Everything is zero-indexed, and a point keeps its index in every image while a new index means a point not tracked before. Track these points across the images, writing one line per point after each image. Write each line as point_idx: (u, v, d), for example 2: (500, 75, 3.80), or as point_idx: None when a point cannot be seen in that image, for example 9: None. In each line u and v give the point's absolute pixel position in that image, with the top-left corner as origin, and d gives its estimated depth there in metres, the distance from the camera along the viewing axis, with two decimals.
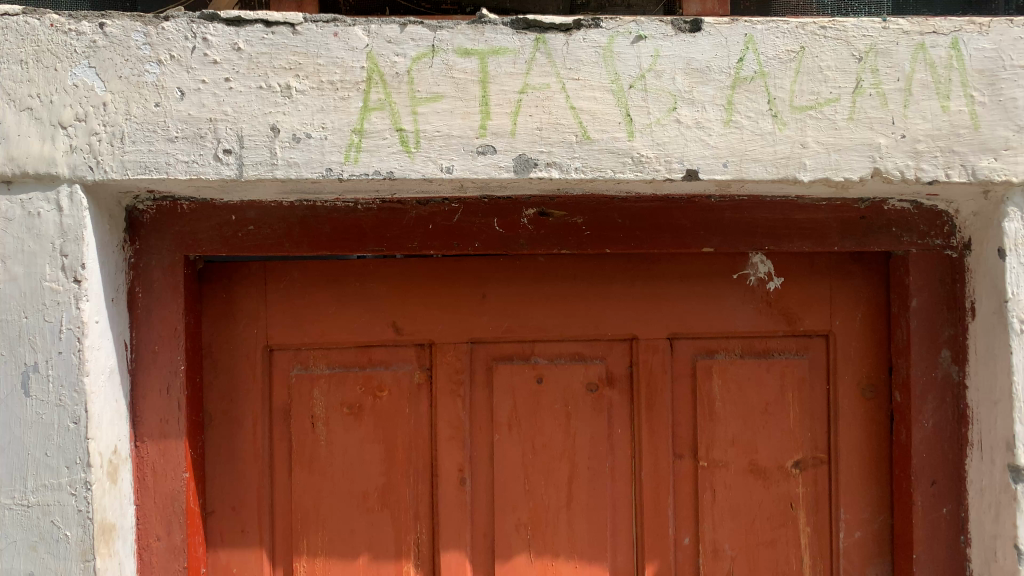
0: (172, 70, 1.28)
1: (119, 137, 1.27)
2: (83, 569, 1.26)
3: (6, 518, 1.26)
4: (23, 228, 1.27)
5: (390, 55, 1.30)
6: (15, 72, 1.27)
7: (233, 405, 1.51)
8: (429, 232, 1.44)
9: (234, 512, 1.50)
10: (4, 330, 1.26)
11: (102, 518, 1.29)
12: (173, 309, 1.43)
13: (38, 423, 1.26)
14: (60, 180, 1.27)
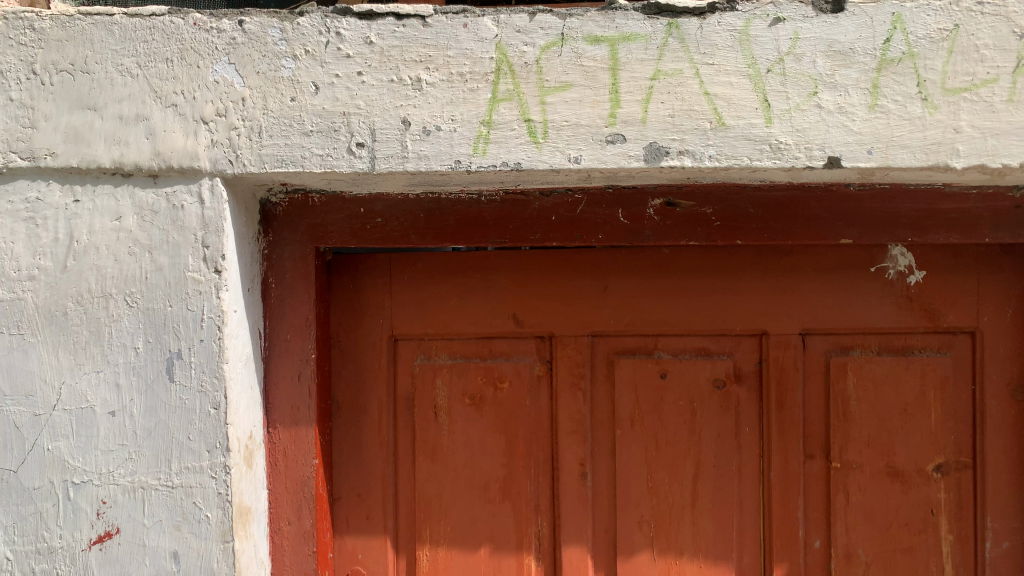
0: (306, 65, 1.31)
1: (257, 131, 1.31)
2: (223, 550, 1.30)
3: (152, 498, 1.31)
4: (168, 220, 1.32)
5: (519, 45, 1.28)
6: (161, 70, 1.32)
7: (359, 394, 1.53)
8: (552, 224, 1.42)
9: (360, 499, 1.53)
10: (151, 317, 1.32)
11: (239, 501, 1.33)
12: (305, 299, 1.46)
13: (181, 408, 1.31)
14: (203, 174, 1.31)
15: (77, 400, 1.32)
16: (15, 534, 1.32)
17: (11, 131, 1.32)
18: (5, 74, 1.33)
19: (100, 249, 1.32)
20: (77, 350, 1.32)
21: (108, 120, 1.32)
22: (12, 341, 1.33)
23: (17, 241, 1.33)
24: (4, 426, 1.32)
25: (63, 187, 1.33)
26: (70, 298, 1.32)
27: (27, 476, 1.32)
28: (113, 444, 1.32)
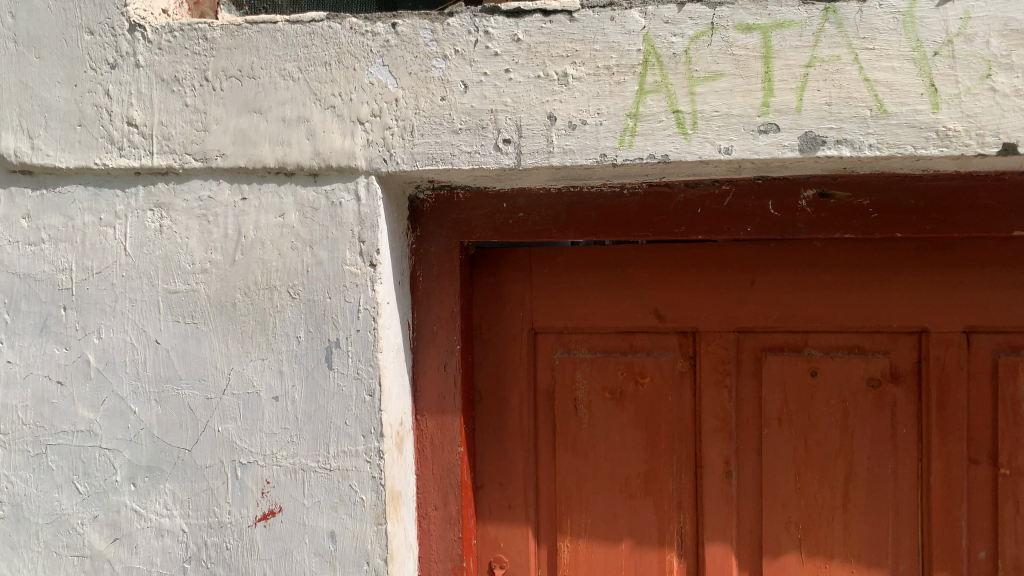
0: (456, 64, 1.34)
1: (409, 130, 1.36)
2: (377, 531, 1.36)
3: (312, 479, 1.39)
4: (327, 216, 1.39)
5: (668, 36, 1.27)
6: (321, 73, 1.39)
7: (501, 385, 1.56)
8: (698, 216, 1.39)
9: (502, 489, 1.56)
10: (311, 308, 1.39)
11: (391, 485, 1.39)
12: (450, 292, 1.50)
13: (339, 394, 1.38)
14: (359, 172, 1.37)
15: (245, 385, 1.42)
16: (190, 508, 1.43)
17: (187, 135, 1.43)
18: (181, 81, 1.44)
19: (265, 244, 1.41)
20: (245, 338, 1.41)
21: (272, 122, 1.40)
22: (187, 329, 1.43)
23: (192, 236, 1.43)
24: (180, 407, 1.43)
25: (232, 186, 1.42)
26: (238, 290, 1.42)
27: (201, 455, 1.43)
28: (276, 427, 1.40)
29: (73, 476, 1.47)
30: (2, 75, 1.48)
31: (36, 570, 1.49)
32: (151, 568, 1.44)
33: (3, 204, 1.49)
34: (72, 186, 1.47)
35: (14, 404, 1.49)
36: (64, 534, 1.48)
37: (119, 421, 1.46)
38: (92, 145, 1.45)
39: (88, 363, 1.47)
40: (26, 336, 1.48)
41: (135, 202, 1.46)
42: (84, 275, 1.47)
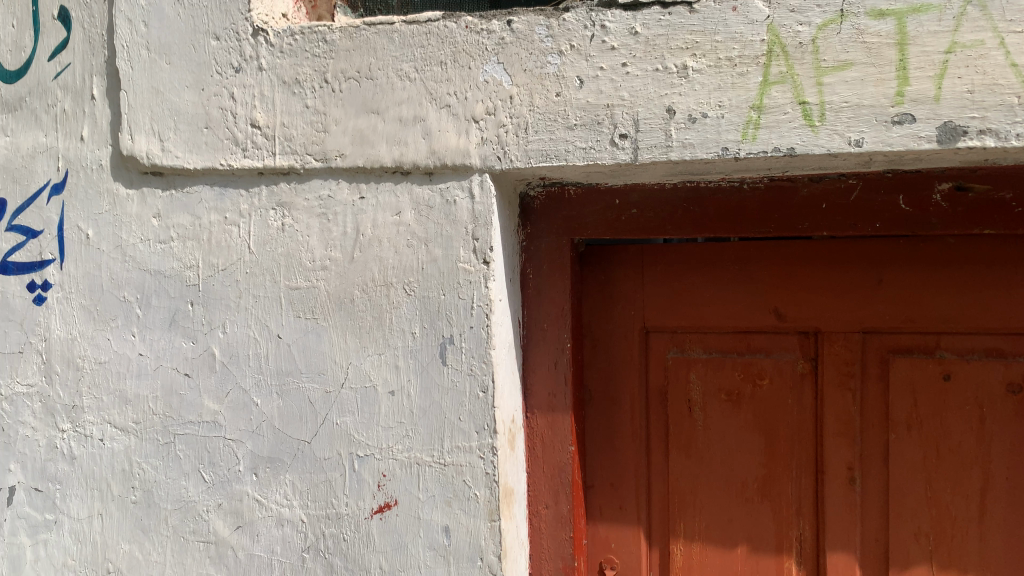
0: (572, 60, 1.33)
1: (524, 127, 1.35)
2: (491, 528, 1.37)
3: (426, 474, 1.40)
4: (442, 214, 1.40)
5: (793, 24, 1.23)
6: (436, 73, 1.40)
7: (613, 384, 1.54)
8: (822, 212, 1.34)
9: (613, 489, 1.54)
10: (426, 305, 1.41)
11: (504, 482, 1.39)
12: (561, 289, 1.49)
13: (453, 390, 1.39)
14: (473, 170, 1.38)
15: (362, 380, 1.44)
16: (309, 499, 1.47)
17: (307, 135, 1.47)
18: (302, 83, 1.48)
19: (382, 242, 1.43)
20: (362, 334, 1.44)
21: (389, 122, 1.42)
22: (307, 324, 1.47)
23: (312, 234, 1.47)
24: (301, 400, 1.48)
25: (350, 185, 1.45)
26: (356, 287, 1.45)
27: (319, 447, 1.46)
28: (392, 421, 1.42)
29: (199, 465, 1.54)
30: (135, 81, 1.56)
31: (165, 553, 1.56)
32: (271, 556, 1.49)
33: (136, 205, 1.58)
34: (198, 187, 1.54)
35: (146, 394, 1.57)
36: (190, 520, 1.54)
37: (242, 413, 1.51)
38: (217, 147, 1.51)
39: (214, 356, 1.53)
40: (157, 330, 1.57)
41: (258, 201, 1.51)
42: (210, 272, 1.53)
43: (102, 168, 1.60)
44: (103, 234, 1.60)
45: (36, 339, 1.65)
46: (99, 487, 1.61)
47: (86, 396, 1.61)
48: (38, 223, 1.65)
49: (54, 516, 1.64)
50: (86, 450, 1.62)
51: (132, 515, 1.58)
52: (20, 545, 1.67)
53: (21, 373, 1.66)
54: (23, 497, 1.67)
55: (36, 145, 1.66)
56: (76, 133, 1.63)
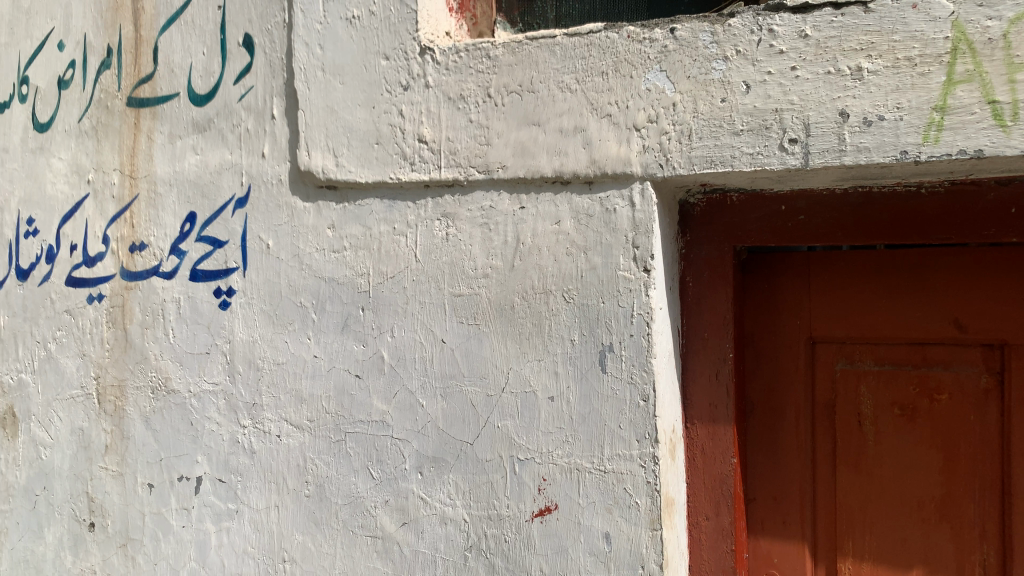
0: (738, 65, 1.31)
1: (687, 134, 1.34)
2: (652, 536, 1.37)
3: (587, 480, 1.42)
4: (602, 223, 1.42)
5: (982, 20, 1.17)
6: (598, 83, 1.42)
7: (776, 396, 1.51)
8: (1011, 217, 1.27)
9: (776, 503, 1.50)
10: (586, 312, 1.43)
11: (666, 491, 1.39)
12: (722, 298, 1.47)
13: (613, 398, 1.40)
14: (634, 178, 1.38)
15: (523, 385, 1.48)
16: (471, 499, 1.52)
17: (471, 149, 1.52)
18: (467, 98, 1.53)
19: (543, 250, 1.46)
20: (523, 340, 1.48)
21: (551, 133, 1.45)
22: (470, 330, 1.53)
23: (475, 244, 1.52)
24: (464, 403, 1.53)
25: (511, 196, 1.49)
26: (517, 294, 1.48)
27: (482, 449, 1.51)
28: (552, 426, 1.45)
29: (368, 463, 1.62)
30: (311, 101, 1.67)
31: (335, 545, 1.65)
32: (435, 553, 1.54)
33: (311, 216, 1.69)
34: (369, 200, 1.63)
35: (319, 393, 1.67)
36: (360, 515, 1.63)
37: (408, 414, 1.58)
38: (387, 161, 1.59)
39: (383, 359, 1.61)
40: (330, 334, 1.67)
41: (424, 212, 1.57)
42: (380, 279, 1.62)
43: (282, 183, 1.73)
44: (281, 244, 1.72)
45: (221, 341, 1.79)
46: (276, 480, 1.72)
47: (265, 395, 1.74)
48: (224, 234, 1.80)
49: (235, 505, 1.77)
50: (264, 445, 1.74)
51: (305, 508, 1.69)
52: (206, 531, 1.81)
53: (208, 372, 1.81)
54: (208, 487, 1.81)
55: (222, 162, 1.81)
56: (257, 150, 1.76)
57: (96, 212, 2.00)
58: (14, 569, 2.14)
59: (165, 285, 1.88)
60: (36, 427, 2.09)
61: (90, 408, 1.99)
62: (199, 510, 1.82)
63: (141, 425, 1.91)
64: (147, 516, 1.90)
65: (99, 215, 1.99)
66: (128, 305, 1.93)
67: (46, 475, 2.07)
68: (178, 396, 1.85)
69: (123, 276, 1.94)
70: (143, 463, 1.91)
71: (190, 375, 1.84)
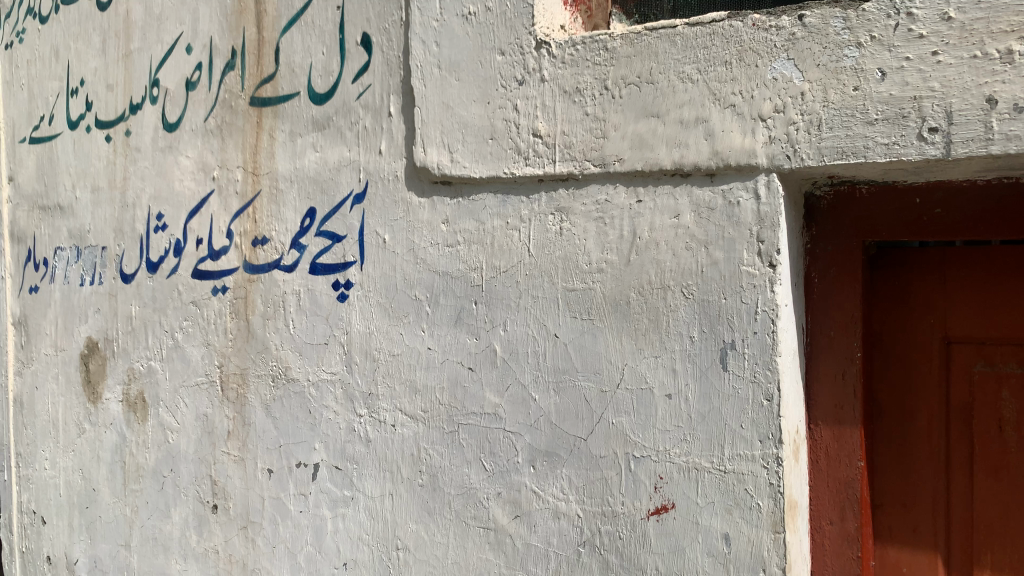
0: (872, 51, 1.25)
1: (816, 124, 1.29)
2: (774, 540, 1.33)
3: (706, 480, 1.39)
4: (724, 216, 1.38)
5: None
6: (720, 73, 1.38)
7: (906, 397, 1.44)
8: None
9: (905, 510, 1.44)
10: (706, 308, 1.40)
11: (789, 494, 1.34)
12: (850, 295, 1.41)
13: (735, 396, 1.37)
14: (759, 170, 1.34)
15: (639, 381, 1.46)
16: (585, 495, 1.51)
17: (587, 142, 1.50)
18: (583, 91, 1.51)
19: (661, 245, 1.44)
20: (639, 336, 1.46)
21: (670, 125, 1.42)
22: (584, 325, 1.52)
23: (590, 238, 1.51)
24: (577, 398, 1.52)
25: (628, 189, 1.47)
26: (633, 289, 1.47)
27: (596, 444, 1.50)
28: (670, 424, 1.42)
29: (481, 455, 1.64)
30: (428, 97, 1.70)
31: (449, 535, 1.67)
32: (548, 547, 1.55)
33: (426, 211, 1.72)
34: (483, 194, 1.64)
35: (433, 384, 1.70)
36: (472, 506, 1.64)
37: (521, 407, 1.59)
38: (502, 156, 1.60)
39: (496, 352, 1.62)
40: (444, 326, 1.69)
41: (538, 206, 1.57)
42: (493, 274, 1.63)
43: (398, 179, 1.76)
44: (397, 239, 1.76)
45: (339, 333, 1.85)
46: (391, 469, 1.76)
47: (380, 385, 1.78)
48: (342, 229, 1.85)
49: (351, 493, 1.82)
50: (379, 434, 1.78)
51: (419, 497, 1.72)
52: (322, 516, 1.87)
53: (326, 362, 1.87)
54: (325, 473, 1.87)
55: (341, 159, 1.86)
56: (375, 147, 1.80)
57: (221, 208, 2.09)
58: (143, 545, 2.27)
59: (285, 278, 1.94)
60: (164, 412, 2.20)
61: (214, 395, 2.09)
62: (316, 496, 1.88)
63: (261, 412, 1.99)
64: (267, 500, 1.97)
65: (223, 211, 2.08)
66: (250, 297, 2.01)
67: (173, 457, 2.19)
68: (297, 385, 1.92)
69: (245, 269, 2.03)
70: (263, 449, 1.98)
71: (308, 364, 1.90)
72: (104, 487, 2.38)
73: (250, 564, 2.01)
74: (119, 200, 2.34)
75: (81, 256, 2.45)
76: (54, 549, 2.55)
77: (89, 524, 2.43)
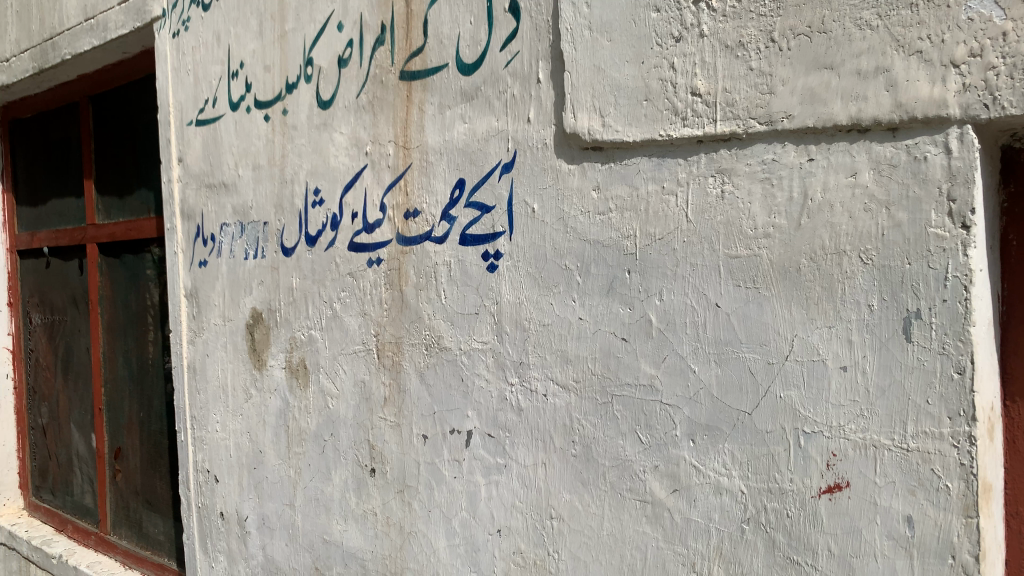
0: None
1: (1021, 67, 1.15)
2: (966, 525, 1.21)
3: (885, 458, 1.29)
4: (908, 173, 1.27)
5: None
6: (905, 16, 1.25)
7: None
8: None
9: None
10: (888, 275, 1.29)
11: (984, 477, 1.22)
12: None
13: (920, 369, 1.26)
14: (951, 121, 1.21)
15: (810, 353, 1.37)
16: (749, 470, 1.45)
17: (752, 99, 1.42)
18: (747, 45, 1.43)
19: (835, 206, 1.34)
20: (810, 305, 1.37)
21: (847, 77, 1.31)
22: (748, 293, 1.45)
23: (755, 201, 1.43)
24: (742, 370, 1.46)
25: (798, 147, 1.38)
26: (804, 255, 1.38)
27: (761, 419, 1.43)
28: (845, 398, 1.34)
29: (636, 426, 1.60)
30: (579, 62, 1.66)
31: (604, 507, 1.66)
32: (710, 523, 1.50)
33: (577, 178, 1.68)
34: (637, 158, 1.59)
35: (585, 354, 1.68)
36: (628, 479, 1.62)
37: (679, 379, 1.54)
38: (657, 118, 1.54)
39: (652, 322, 1.57)
40: (596, 296, 1.66)
41: (697, 169, 1.50)
42: (648, 241, 1.58)
43: (547, 146, 1.73)
44: (547, 208, 1.73)
45: (490, 302, 1.86)
46: (544, 438, 1.76)
47: (531, 354, 1.78)
48: (492, 199, 1.85)
49: (505, 460, 1.84)
50: (531, 403, 1.78)
51: (573, 467, 1.71)
52: (476, 483, 1.90)
53: (477, 331, 1.89)
54: (479, 441, 1.89)
55: (490, 129, 1.86)
56: (524, 115, 1.78)
57: (374, 182, 2.14)
58: (306, 505, 2.39)
59: (437, 249, 1.97)
60: (325, 378, 2.30)
61: (371, 362, 2.16)
62: (469, 462, 1.92)
63: (416, 380, 2.04)
64: (422, 465, 2.03)
65: (377, 184, 2.13)
66: (403, 269, 2.06)
67: (333, 422, 2.28)
68: (450, 354, 1.95)
69: (398, 241, 2.07)
70: (418, 416, 2.03)
71: (461, 333, 1.92)
72: (271, 449, 2.52)
73: (407, 527, 2.07)
74: (278, 176, 2.45)
75: (245, 231, 2.59)
76: (226, 506, 2.73)
77: (257, 484, 2.59)
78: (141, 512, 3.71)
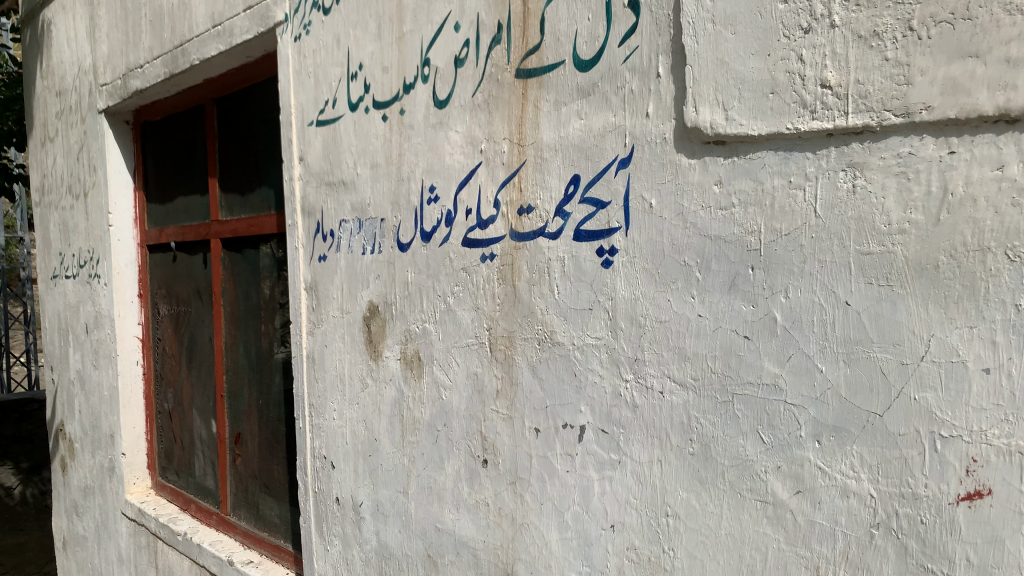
0: None
1: None
2: None
3: None
4: None
5: None
6: None
7: None
8: None
9: None
10: None
11: None
12: None
13: None
14: None
15: (948, 354, 1.32)
16: (880, 474, 1.40)
17: (887, 91, 1.37)
18: (882, 35, 1.38)
19: (979, 201, 1.29)
20: (949, 304, 1.32)
21: (993, 65, 1.25)
22: (881, 292, 1.40)
23: (889, 196, 1.38)
24: (872, 371, 1.41)
25: (938, 140, 1.33)
26: (943, 252, 1.32)
27: (893, 421, 1.38)
28: (987, 402, 1.28)
29: (758, 426, 1.57)
30: (701, 55, 1.64)
31: (722, 506, 1.64)
32: (836, 526, 1.46)
33: (697, 173, 1.67)
34: (761, 152, 1.56)
35: (704, 352, 1.66)
36: (748, 478, 1.59)
37: (805, 378, 1.51)
38: (784, 111, 1.51)
39: (775, 320, 1.55)
40: (716, 293, 1.64)
41: (827, 163, 1.46)
42: (773, 237, 1.55)
43: (666, 141, 1.72)
44: (666, 204, 1.73)
45: (605, 298, 1.86)
46: (659, 435, 1.75)
47: (647, 350, 1.77)
48: (608, 195, 1.85)
49: (619, 456, 1.84)
50: (647, 400, 1.78)
51: (690, 465, 1.69)
52: (589, 478, 1.91)
53: (592, 327, 1.90)
54: (592, 436, 1.90)
55: (607, 125, 1.86)
56: (642, 110, 1.78)
57: (489, 178, 2.18)
58: (419, 494, 2.46)
59: (551, 245, 1.99)
60: (439, 370, 2.36)
61: (484, 356, 2.20)
62: (583, 457, 1.93)
63: (529, 373, 2.06)
64: (534, 458, 2.05)
65: (492, 181, 2.17)
66: (517, 264, 2.08)
67: (446, 413, 2.34)
68: (563, 349, 1.97)
69: (513, 236, 2.10)
70: (531, 409, 2.06)
71: (575, 329, 1.94)
72: (385, 438, 2.61)
73: (519, 518, 2.11)
74: (395, 174, 2.53)
75: (363, 227, 2.68)
76: (342, 491, 2.84)
77: (372, 471, 2.68)
78: (259, 495, 3.89)
